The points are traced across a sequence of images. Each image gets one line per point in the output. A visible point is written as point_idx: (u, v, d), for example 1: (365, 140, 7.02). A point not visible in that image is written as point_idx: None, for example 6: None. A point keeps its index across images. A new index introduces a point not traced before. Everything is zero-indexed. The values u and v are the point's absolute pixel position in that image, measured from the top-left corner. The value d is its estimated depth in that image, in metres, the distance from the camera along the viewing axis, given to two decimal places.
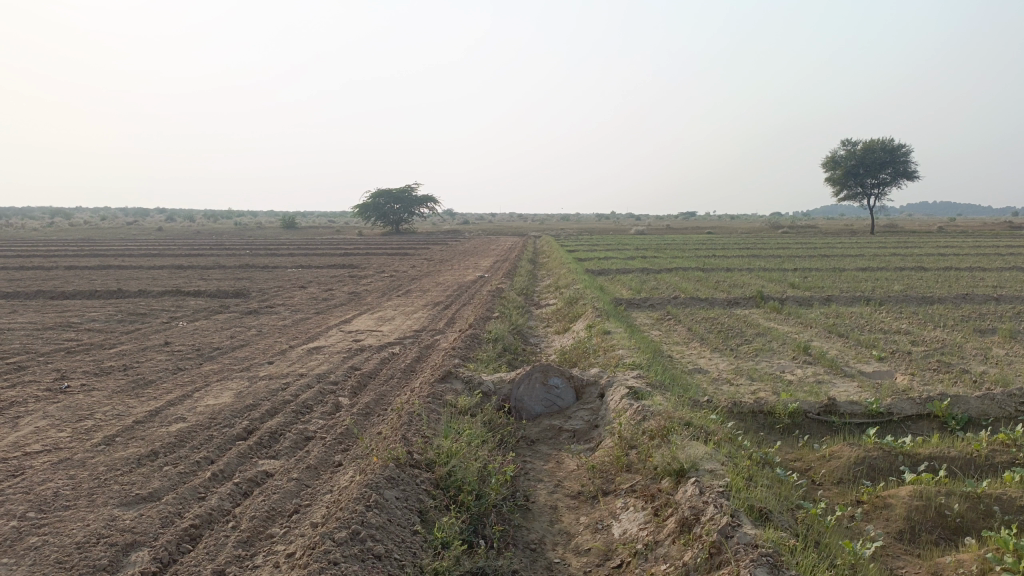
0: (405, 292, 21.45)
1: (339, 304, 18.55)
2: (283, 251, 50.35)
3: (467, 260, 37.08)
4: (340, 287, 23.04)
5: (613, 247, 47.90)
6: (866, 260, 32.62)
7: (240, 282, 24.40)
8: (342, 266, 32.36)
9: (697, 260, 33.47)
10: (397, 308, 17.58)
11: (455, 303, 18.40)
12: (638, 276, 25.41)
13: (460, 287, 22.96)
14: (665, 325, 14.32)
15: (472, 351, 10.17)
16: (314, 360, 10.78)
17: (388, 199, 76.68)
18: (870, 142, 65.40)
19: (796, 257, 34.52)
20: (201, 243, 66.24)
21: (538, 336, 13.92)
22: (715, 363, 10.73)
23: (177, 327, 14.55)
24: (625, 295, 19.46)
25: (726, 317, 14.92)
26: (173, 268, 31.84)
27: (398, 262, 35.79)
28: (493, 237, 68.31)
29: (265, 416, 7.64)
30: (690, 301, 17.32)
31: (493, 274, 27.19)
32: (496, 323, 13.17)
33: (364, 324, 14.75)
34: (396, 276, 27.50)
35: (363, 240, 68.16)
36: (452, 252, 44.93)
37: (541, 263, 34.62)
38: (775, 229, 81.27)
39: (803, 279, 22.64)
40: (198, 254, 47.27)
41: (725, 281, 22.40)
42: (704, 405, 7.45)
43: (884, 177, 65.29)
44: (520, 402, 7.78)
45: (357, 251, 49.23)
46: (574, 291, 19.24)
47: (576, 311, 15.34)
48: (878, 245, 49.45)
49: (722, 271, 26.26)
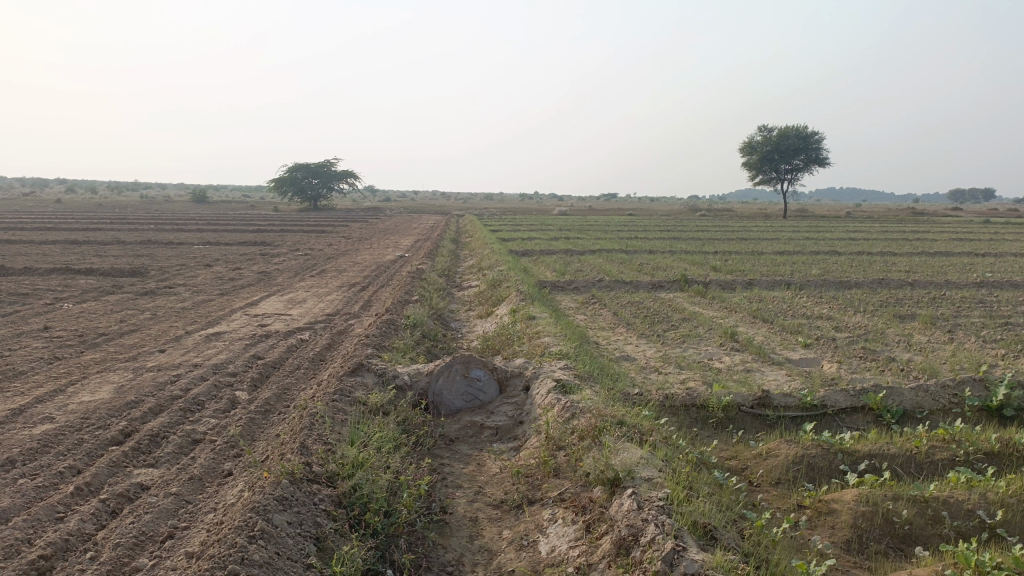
0: (320, 272, 20.41)
1: (248, 284, 17.41)
2: (192, 226, 47.90)
3: (387, 239, 35.97)
4: (249, 266, 21.76)
5: (536, 227, 47.57)
6: (782, 244, 33.31)
7: (139, 260, 22.73)
8: (254, 243, 30.75)
9: (619, 241, 33.39)
10: (310, 289, 16.58)
11: (373, 284, 17.54)
12: (561, 257, 25.02)
13: (378, 267, 22.04)
14: (590, 309, 13.89)
15: (388, 339, 9.44)
16: (212, 348, 9.83)
17: (306, 173, 74.16)
18: (785, 128, 67.13)
19: (716, 240, 34.89)
20: (103, 216, 62.46)
21: (460, 321, 13.26)
22: (643, 351, 10.34)
23: (62, 309, 13.21)
24: (549, 277, 19.02)
25: (652, 301, 14.64)
26: (67, 243, 29.55)
27: (315, 239, 34.38)
28: (416, 215, 67.03)
29: (148, 415, 6.75)
30: (615, 284, 16.99)
31: (413, 254, 26.36)
32: (415, 307, 12.45)
33: (273, 307, 13.76)
34: (311, 254, 26.29)
35: (278, 216, 65.66)
36: (371, 230, 43.65)
37: (463, 243, 33.88)
38: (694, 212, 82.75)
39: (724, 262, 22.72)
40: (97, 227, 44.35)
41: (648, 263, 22.25)
42: (635, 399, 6.99)
43: (797, 163, 67.21)
44: (439, 397, 7.14)
45: (272, 228, 47.25)
46: (497, 272, 18.66)
47: (499, 293, 14.75)
48: (792, 228, 50.85)
49: (645, 254, 26.18)
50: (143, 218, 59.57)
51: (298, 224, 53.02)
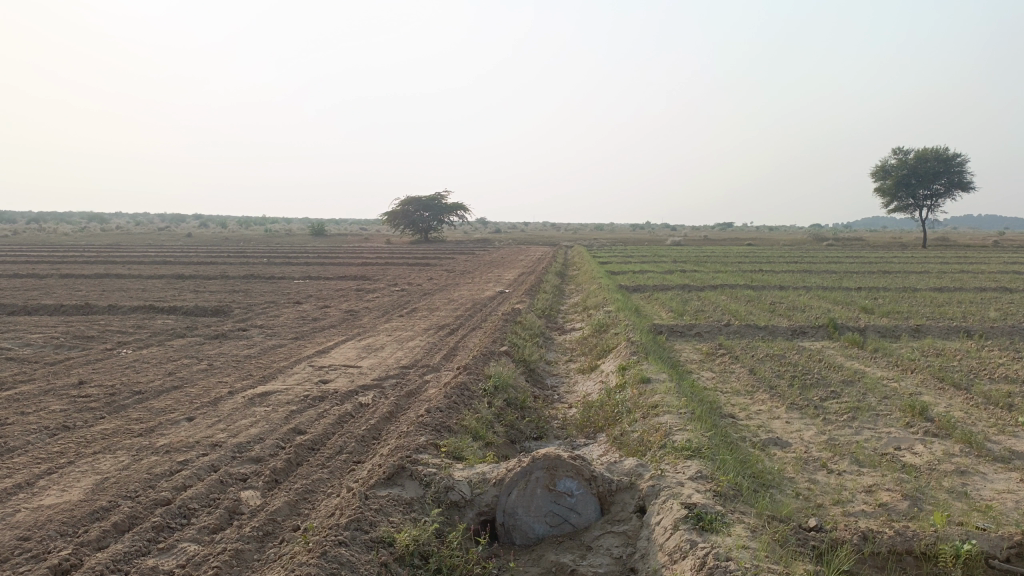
0: (411, 311, 18.66)
1: (328, 325, 15.82)
2: (303, 259, 48.17)
3: (491, 273, 34.26)
4: (338, 303, 20.33)
5: (649, 259, 44.74)
6: (934, 277, 29.16)
7: (230, 297, 21.82)
8: (353, 278, 29.75)
9: (742, 275, 30.18)
10: (393, 333, 14.75)
11: (463, 327, 15.55)
12: (679, 294, 22.30)
13: (474, 305, 20.12)
14: (720, 364, 11.30)
15: (460, 413, 7.28)
16: (249, 416, 7.99)
17: (416, 206, 74.32)
18: (923, 150, 61.34)
19: (853, 274, 31.03)
20: (225, 249, 64.32)
21: (558, 378, 10.98)
22: (800, 433, 7.72)
23: (117, 358, 11.89)
24: (665, 319, 16.46)
25: (798, 354, 11.86)
26: (172, 279, 29.44)
27: (416, 273, 33.16)
28: (524, 247, 65.57)
29: (107, 537, 4.85)
30: (746, 329, 14.25)
31: (514, 290, 24.37)
32: (503, 361, 10.30)
33: (344, 356, 11.95)
34: (408, 290, 24.76)
35: (386, 248, 65.82)
36: (476, 264, 42.19)
37: (569, 278, 31.63)
38: (819, 242, 77.16)
39: (874, 302, 19.36)
40: (212, 261, 45.11)
41: (783, 303, 19.24)
42: (814, 540, 4.47)
43: (938, 188, 61.15)
44: (512, 519, 4.89)
45: (378, 261, 46.76)
46: (605, 313, 16.29)
47: (607, 341, 12.40)
48: (937, 259, 45.62)
49: (774, 289, 23.09)
50: (262, 252, 60.90)
51: (405, 256, 52.32)
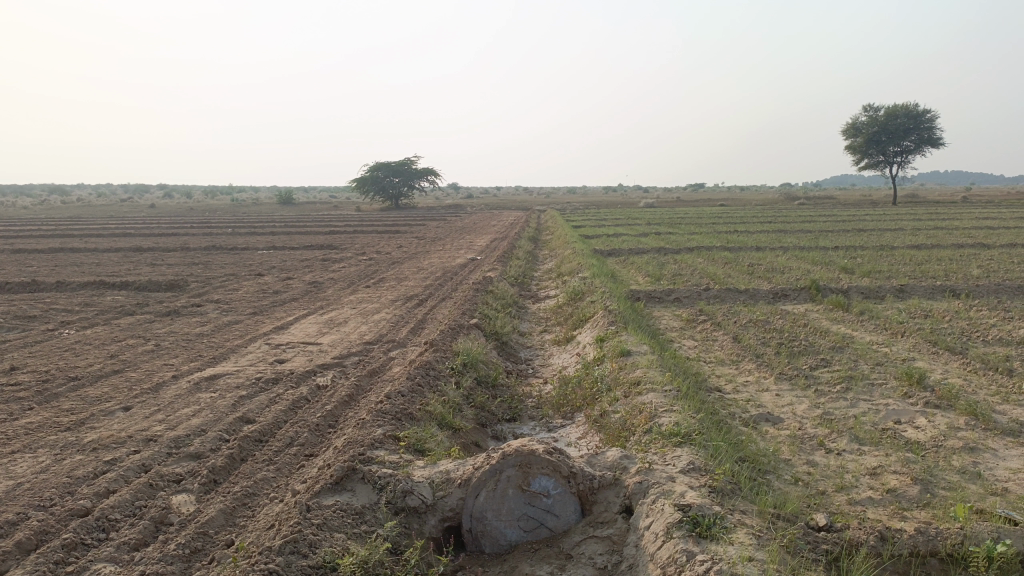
0: (378, 281, 17.89)
1: (290, 298, 15.02)
2: (271, 228, 46.93)
3: (463, 239, 33.49)
4: (303, 274, 19.48)
5: (622, 222, 44.19)
6: (909, 235, 28.95)
7: (189, 270, 20.84)
8: (320, 247, 28.80)
9: (718, 236, 29.74)
10: (358, 305, 14.00)
11: (433, 297, 14.84)
12: (655, 257, 21.76)
13: (445, 273, 19.38)
14: (702, 332, 10.76)
15: (424, 396, 6.63)
16: (194, 404, 7.26)
17: (386, 172, 72.86)
18: (893, 107, 61.16)
19: (828, 233, 30.73)
20: (190, 220, 62.63)
21: (532, 351, 10.36)
22: (793, 408, 7.19)
23: (57, 339, 11.02)
24: (642, 284, 15.88)
25: (782, 318, 11.35)
26: (130, 252, 28.26)
27: (386, 241, 32.31)
28: (497, 212, 64.67)
29: (7, 561, 4.14)
30: (727, 293, 13.72)
31: (486, 256, 23.65)
32: (474, 335, 9.64)
33: (305, 332, 11.20)
34: (376, 259, 23.93)
35: (356, 215, 64.50)
36: (448, 230, 41.33)
37: (543, 243, 30.97)
38: (792, 201, 77.14)
39: (853, 261, 18.96)
40: (175, 232, 43.76)
41: (761, 264, 18.77)
42: (826, 544, 3.91)
43: (908, 145, 61.14)
44: (480, 525, 4.28)
45: (347, 229, 45.62)
46: (580, 279, 15.68)
47: (583, 309, 11.78)
48: (909, 216, 45.65)
49: (751, 250, 22.64)
50: (229, 221, 59.36)
51: (375, 224, 51.21)
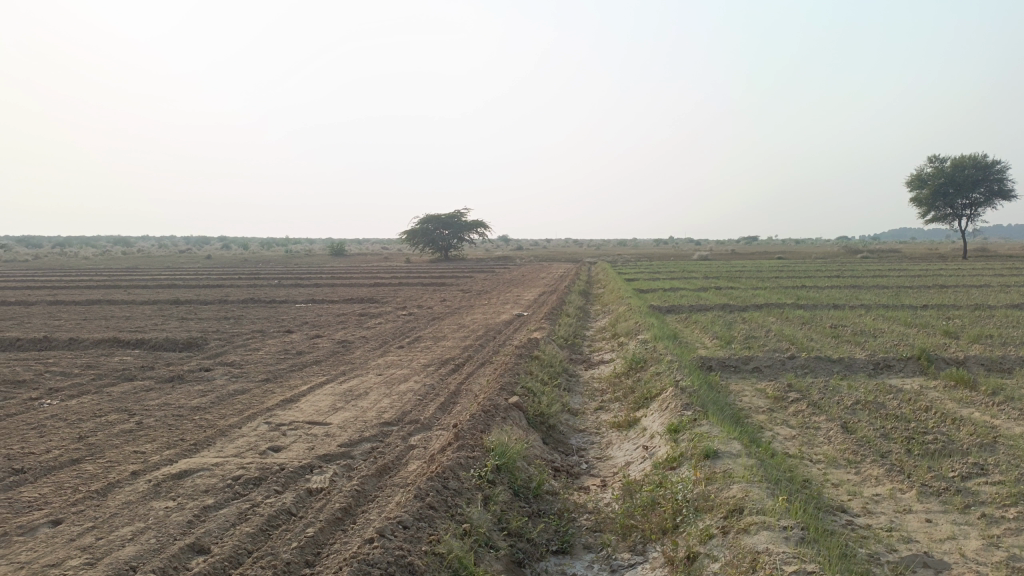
0: (414, 340, 16.15)
1: (312, 361, 13.34)
2: (317, 280, 46.06)
3: (511, 292, 31.81)
4: (334, 330, 17.88)
5: (678, 275, 41.94)
6: (1000, 292, 26.10)
7: (216, 326, 19.46)
8: (359, 302, 27.39)
9: (786, 292, 27.37)
10: (386, 371, 12.21)
11: (471, 362, 12.99)
12: (719, 316, 19.62)
13: (488, 331, 17.56)
14: (797, 418, 8.68)
15: (435, 526, 4.77)
16: (140, 520, 5.52)
17: (436, 224, 72.29)
18: (962, 157, 58.08)
19: (907, 289, 28.10)
20: (240, 272, 62.55)
21: (586, 438, 8.39)
22: (961, 549, 5.08)
23: (32, 412, 9.48)
24: (711, 349, 13.80)
25: (897, 401, 9.17)
26: (164, 305, 27.21)
27: (429, 295, 30.78)
28: (547, 264, 63.07)
29: None
30: (817, 364, 11.58)
31: (534, 313, 21.79)
32: (514, 422, 7.74)
33: (315, 406, 9.45)
34: (416, 314, 22.31)
35: (403, 268, 63.59)
36: (495, 283, 39.74)
37: (595, 297, 29.03)
38: (853, 254, 73.75)
39: (954, 324, 16.53)
40: (221, 284, 43.18)
41: (846, 327, 16.50)
42: None
43: (978, 197, 57.75)
44: None
45: (391, 282, 44.41)
46: (639, 342, 13.70)
47: (647, 383, 9.80)
48: (987, 272, 42.33)
49: (828, 310, 20.36)
50: (278, 274, 59.01)
51: (422, 277, 50.00)
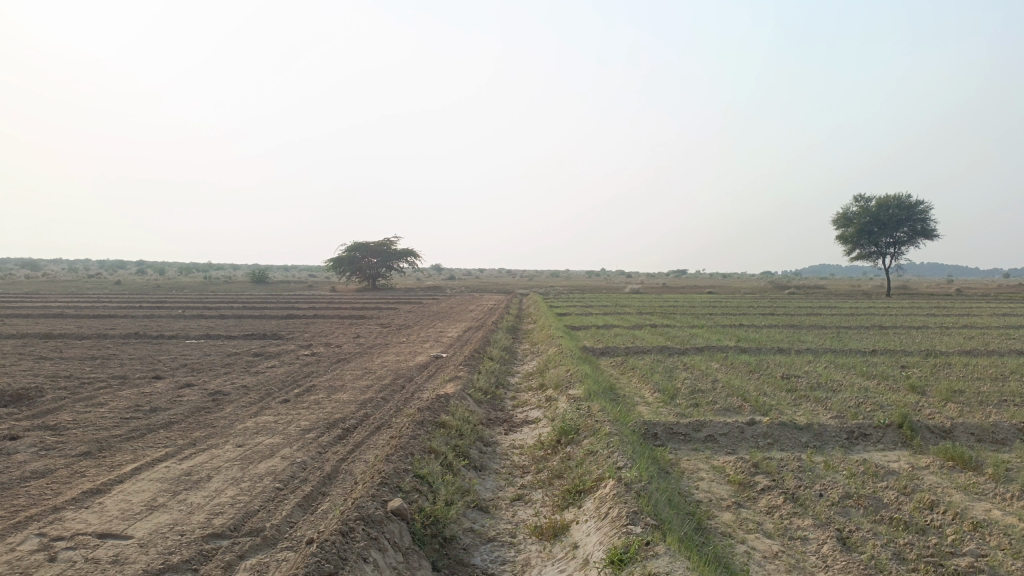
0: (304, 391, 13.52)
1: (162, 423, 10.59)
2: (228, 311, 42.65)
3: (434, 328, 29.39)
4: (213, 377, 15.07)
5: (610, 310, 40.24)
6: (941, 335, 25.08)
7: (74, 369, 16.33)
8: (262, 338, 24.43)
9: (725, 332, 25.78)
10: (251, 438, 9.60)
11: (364, 424, 10.48)
12: (659, 361, 17.63)
13: (397, 379, 15.06)
14: (774, 522, 6.58)
15: None
16: None
17: (363, 252, 69.29)
18: (885, 196, 58.83)
19: (847, 330, 26.85)
20: (145, 299, 58.13)
21: (495, 555, 6.05)
22: None
23: None
24: (654, 408, 11.68)
25: (896, 494, 7.18)
26: (30, 340, 23.63)
27: (343, 330, 28.07)
28: (476, 295, 60.79)
29: None
30: (783, 435, 9.57)
31: (453, 354, 19.37)
32: (388, 549, 5.34)
33: (125, 503, 6.82)
34: (321, 355, 19.60)
35: (324, 297, 60.39)
36: (419, 316, 37.22)
37: (524, 335, 26.86)
38: (781, 290, 74.06)
39: (915, 375, 14.95)
40: (116, 313, 39.30)
41: (800, 378, 14.71)
42: None
43: (900, 236, 58.36)
44: None
45: (306, 312, 41.23)
46: (570, 399, 11.47)
47: (579, 467, 7.54)
48: (913, 311, 42.16)
49: (774, 355, 18.68)
50: (191, 301, 55.01)
51: (344, 307, 46.99)
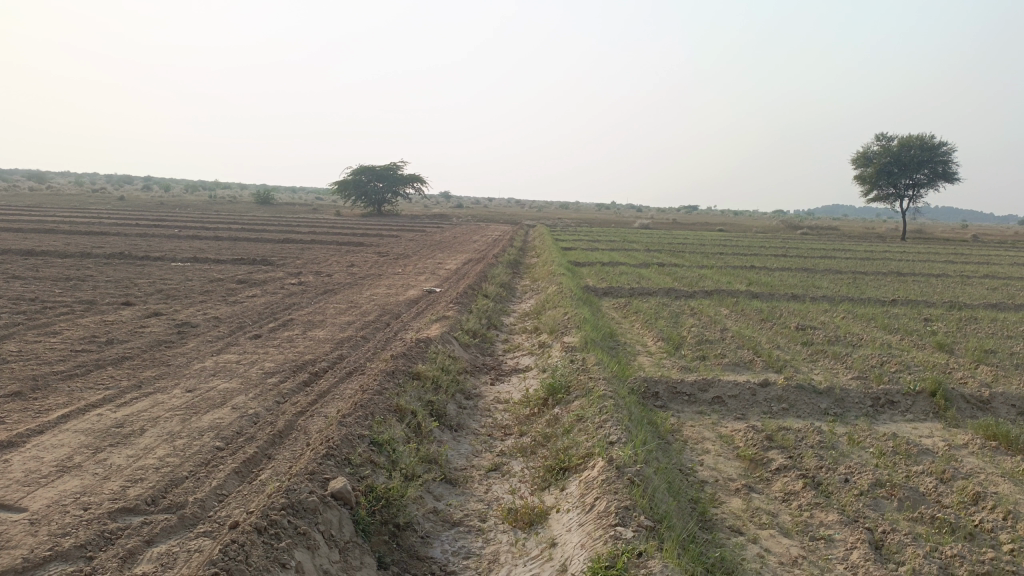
0: (280, 325, 12.49)
1: (113, 359, 9.60)
2: (225, 231, 41.54)
3: (434, 258, 28.34)
4: (186, 306, 14.06)
5: (618, 245, 39.04)
6: (963, 286, 23.85)
7: (42, 292, 15.33)
8: (252, 263, 23.42)
9: (736, 274, 24.62)
10: (205, 381, 8.61)
11: (335, 369, 9.47)
12: (665, 305, 16.53)
13: (382, 315, 14.03)
14: (791, 515, 5.56)
15: None
16: None
17: (369, 176, 67.67)
18: (908, 136, 56.57)
19: (863, 277, 25.56)
20: (144, 217, 57.01)
21: (456, 546, 5.07)
22: None
23: None
24: (657, 361, 10.62)
25: (935, 483, 6.14)
26: (9, 257, 22.62)
27: (339, 257, 27.03)
28: (482, 225, 59.64)
29: None
30: (800, 400, 8.52)
31: (448, 289, 18.30)
32: (321, 549, 4.36)
33: (34, 462, 5.84)
34: (309, 285, 18.57)
35: (327, 221, 59.20)
36: (421, 245, 36.08)
37: (526, 270, 25.78)
38: (793, 231, 72.50)
39: (941, 331, 13.82)
40: (109, 230, 38.30)
41: (816, 330, 13.64)
42: None
43: (920, 178, 56.31)
44: None
45: (305, 236, 40.13)
46: (565, 347, 10.41)
47: (566, 438, 6.51)
48: (929, 257, 40.79)
49: (788, 301, 17.56)
50: (189, 220, 53.78)
51: (345, 233, 45.80)
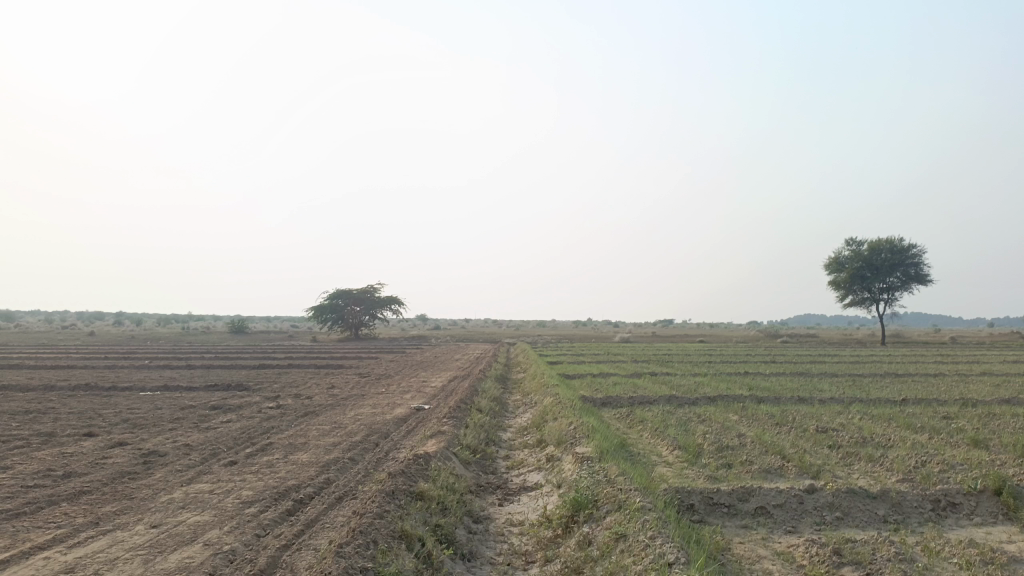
0: (258, 451, 11.32)
1: (68, 494, 8.39)
2: (200, 360, 40.20)
3: (418, 377, 27.26)
4: (154, 435, 12.84)
5: (604, 358, 38.27)
6: (964, 383, 23.21)
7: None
8: (228, 389, 22.20)
9: (732, 380, 23.81)
10: (173, 515, 7.44)
11: (323, 494, 8.33)
12: (670, 413, 15.57)
13: (370, 435, 12.89)
14: None
15: None
16: None
17: (347, 300, 67.14)
18: (877, 242, 57.75)
19: (861, 378, 24.86)
20: (114, 350, 55.48)
21: None
22: None
23: None
24: (679, 471, 9.59)
25: None
26: None
27: (318, 380, 25.85)
28: (462, 345, 58.81)
29: None
30: (854, 507, 7.52)
31: (437, 406, 17.20)
32: None
33: None
34: (288, 408, 17.39)
35: (304, 346, 57.99)
36: (403, 366, 35.01)
37: (515, 384, 24.73)
38: (773, 339, 72.44)
39: (968, 427, 12.97)
40: (78, 364, 36.83)
41: (837, 431, 12.72)
42: None
43: (893, 282, 56.97)
44: None
45: (283, 362, 38.93)
46: (578, 458, 9.39)
47: (607, 562, 5.48)
48: (915, 359, 40.45)
49: (796, 404, 16.69)
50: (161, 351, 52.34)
51: (323, 358, 44.62)
